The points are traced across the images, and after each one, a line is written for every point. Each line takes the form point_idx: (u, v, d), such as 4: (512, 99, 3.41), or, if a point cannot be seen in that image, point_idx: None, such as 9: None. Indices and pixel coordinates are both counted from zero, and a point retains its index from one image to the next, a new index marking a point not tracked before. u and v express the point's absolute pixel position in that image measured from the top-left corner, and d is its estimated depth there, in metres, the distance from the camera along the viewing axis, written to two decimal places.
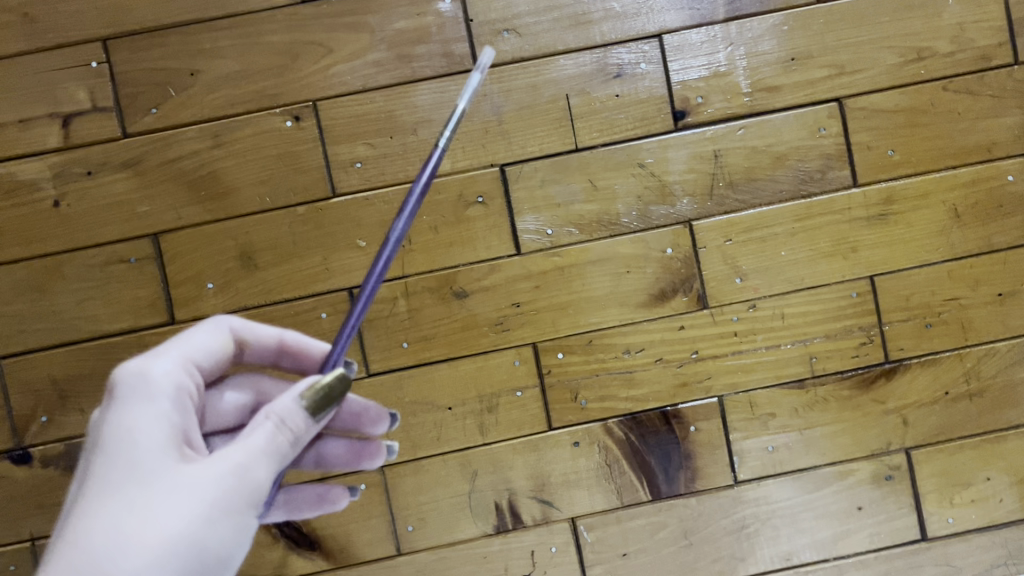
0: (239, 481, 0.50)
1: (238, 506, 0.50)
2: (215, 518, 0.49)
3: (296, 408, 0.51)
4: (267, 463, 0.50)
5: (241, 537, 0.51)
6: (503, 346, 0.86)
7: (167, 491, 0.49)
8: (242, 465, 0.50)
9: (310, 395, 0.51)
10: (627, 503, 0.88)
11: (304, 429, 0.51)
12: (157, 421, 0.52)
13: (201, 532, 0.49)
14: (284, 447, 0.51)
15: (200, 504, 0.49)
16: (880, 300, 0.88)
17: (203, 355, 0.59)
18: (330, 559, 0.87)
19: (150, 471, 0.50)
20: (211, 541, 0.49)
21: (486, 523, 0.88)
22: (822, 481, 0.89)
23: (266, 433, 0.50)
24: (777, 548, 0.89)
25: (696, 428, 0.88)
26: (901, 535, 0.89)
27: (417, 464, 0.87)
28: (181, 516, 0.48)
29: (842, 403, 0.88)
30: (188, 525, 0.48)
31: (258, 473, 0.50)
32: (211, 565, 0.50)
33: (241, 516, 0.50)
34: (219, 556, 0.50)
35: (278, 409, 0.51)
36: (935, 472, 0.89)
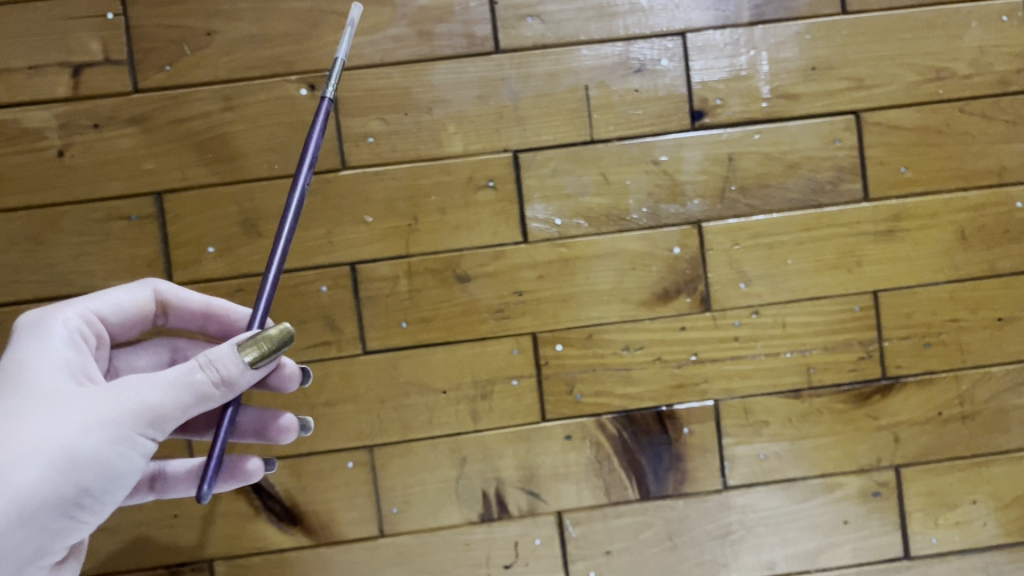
0: (126, 401, 0.53)
1: (124, 423, 0.53)
2: (95, 427, 0.52)
3: (230, 354, 0.54)
4: (169, 393, 0.53)
5: (127, 458, 0.53)
6: (502, 333, 0.86)
7: (52, 401, 0.53)
8: (136, 387, 0.53)
9: (248, 347, 0.55)
10: (614, 500, 0.88)
11: (236, 372, 0.54)
12: (50, 349, 0.57)
13: (80, 440, 0.52)
14: (200, 382, 0.54)
15: (86, 414, 0.52)
16: (882, 316, 0.88)
17: (111, 305, 0.65)
18: (311, 536, 0.86)
19: (36, 386, 0.54)
20: (96, 453, 0.52)
21: (471, 511, 0.87)
22: (809, 492, 0.88)
23: (183, 368, 0.54)
24: (760, 556, 0.89)
25: (688, 430, 0.87)
26: (884, 552, 0.89)
27: (406, 446, 0.86)
28: (60, 423, 0.52)
29: (836, 416, 0.88)
30: (68, 432, 0.52)
31: (155, 399, 0.53)
32: (89, 477, 0.53)
33: (128, 436, 0.53)
34: (96, 470, 0.53)
35: (212, 352, 0.54)
36: (923, 492, 0.89)
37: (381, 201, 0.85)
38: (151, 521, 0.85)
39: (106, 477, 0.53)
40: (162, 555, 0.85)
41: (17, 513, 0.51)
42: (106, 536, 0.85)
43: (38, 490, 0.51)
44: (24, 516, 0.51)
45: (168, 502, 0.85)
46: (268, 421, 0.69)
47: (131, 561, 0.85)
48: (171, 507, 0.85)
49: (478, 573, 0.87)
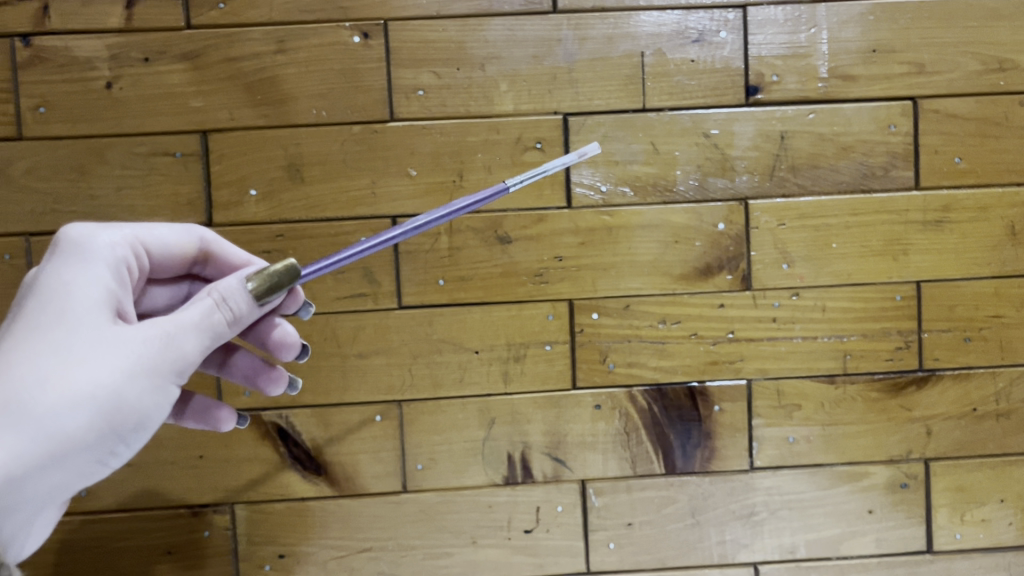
0: (161, 347, 0.52)
1: (159, 370, 0.52)
2: (136, 374, 0.52)
3: (239, 289, 0.55)
4: (194, 337, 0.53)
5: (161, 405, 0.53)
6: (540, 297, 0.85)
7: (94, 341, 0.52)
8: (170, 334, 0.53)
9: (257, 281, 0.54)
10: (639, 473, 0.87)
11: (245, 310, 0.55)
12: (94, 274, 0.56)
13: (123, 387, 0.51)
14: (218, 323, 0.54)
15: (126, 361, 0.52)
16: (923, 307, 0.86)
17: (159, 242, 0.63)
18: (334, 486, 0.86)
19: (75, 321, 0.53)
20: (135, 402, 0.52)
21: (496, 473, 0.86)
22: (836, 479, 0.88)
23: (200, 308, 0.54)
24: (781, 540, 0.88)
25: (720, 408, 0.87)
26: (907, 544, 0.88)
27: (435, 404, 0.86)
28: (103, 367, 0.51)
29: (869, 404, 0.87)
30: (112, 378, 0.51)
31: (184, 344, 0.53)
32: (127, 426, 0.52)
33: (164, 384, 0.53)
34: (135, 417, 0.52)
35: (222, 287, 0.55)
36: (951, 486, 0.88)
37: (428, 155, 0.84)
38: (176, 461, 0.85)
39: (142, 425, 0.53)
40: (184, 495, 0.85)
41: (57, 458, 0.50)
42: (129, 473, 0.85)
43: (80, 436, 0.50)
44: (62, 460, 0.50)
45: (193, 442, 0.85)
46: (261, 369, 0.68)
47: (153, 497, 0.85)
48: (195, 448, 0.85)
49: (498, 535, 0.87)
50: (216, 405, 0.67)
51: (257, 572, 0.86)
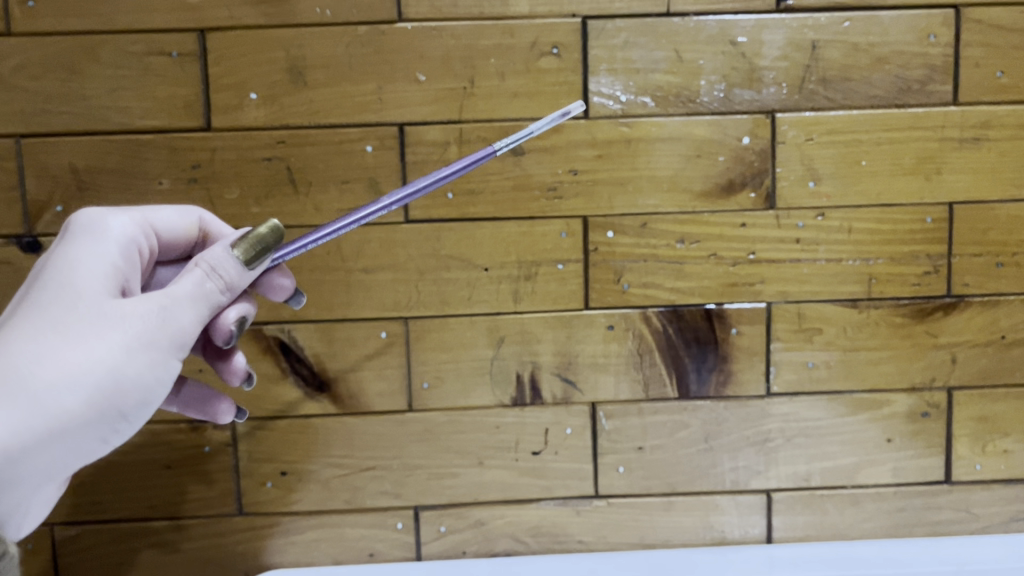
0: (158, 321, 0.53)
1: (156, 343, 0.53)
2: (135, 349, 0.52)
3: (227, 256, 0.55)
4: (189, 307, 0.54)
5: (162, 381, 0.54)
6: (553, 213, 0.81)
7: (93, 316, 0.53)
8: (166, 307, 0.53)
9: (242, 246, 0.55)
10: (652, 396, 0.85)
11: (236, 277, 0.55)
12: (101, 253, 0.57)
13: (123, 363, 0.52)
14: (211, 291, 0.55)
15: (125, 336, 0.52)
16: (954, 229, 0.82)
17: (164, 224, 0.63)
18: (337, 404, 0.84)
19: (75, 296, 0.53)
20: (135, 377, 0.53)
21: (504, 393, 0.84)
22: (855, 406, 0.85)
23: (192, 279, 0.54)
24: (796, 468, 0.86)
25: (737, 331, 0.83)
26: (925, 474, 0.86)
27: (443, 322, 0.83)
28: (102, 342, 0.52)
29: (893, 330, 0.84)
30: (111, 353, 0.52)
31: (180, 317, 0.54)
32: (128, 401, 0.53)
33: (165, 358, 0.54)
34: (136, 394, 0.53)
35: (209, 257, 0.55)
36: (974, 416, 0.85)
37: (437, 60, 0.79)
38: None
39: (144, 400, 0.54)
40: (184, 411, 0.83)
41: (56, 434, 0.51)
42: None
43: (78, 413, 0.51)
44: (61, 435, 0.51)
45: (193, 356, 0.83)
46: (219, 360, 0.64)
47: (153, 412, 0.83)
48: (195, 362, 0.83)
49: (505, 457, 0.85)
50: (213, 398, 0.67)
51: (259, 490, 0.84)
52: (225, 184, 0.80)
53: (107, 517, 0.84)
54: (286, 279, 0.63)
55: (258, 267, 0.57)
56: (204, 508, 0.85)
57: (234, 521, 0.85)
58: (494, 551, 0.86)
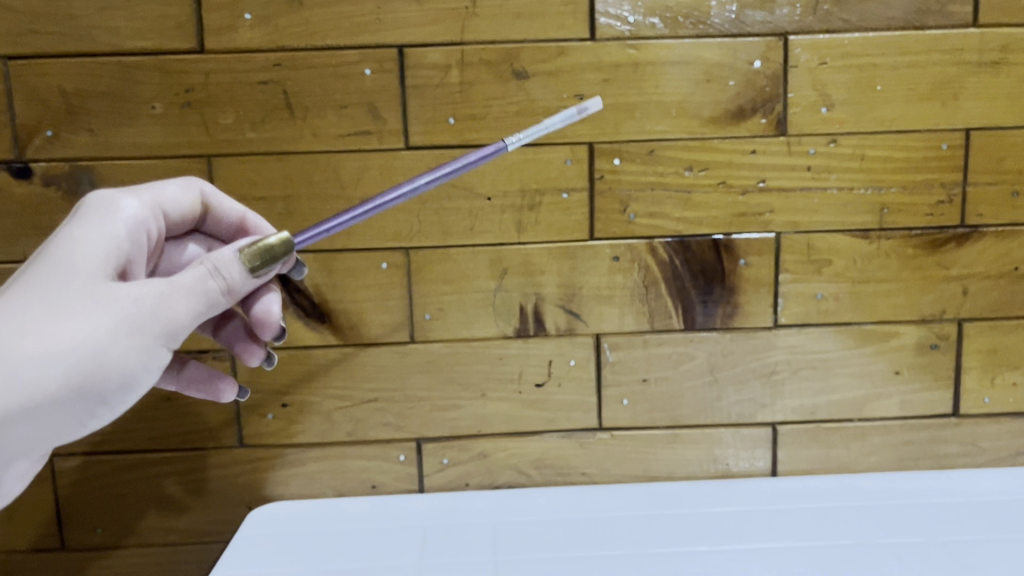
0: (150, 309, 0.50)
1: (145, 332, 0.50)
2: (123, 334, 0.50)
3: (233, 260, 0.53)
4: (187, 301, 0.52)
5: (145, 366, 0.52)
6: (557, 140, 0.79)
7: (84, 295, 0.50)
8: (164, 295, 0.51)
9: (249, 253, 0.53)
10: (657, 328, 0.83)
11: (239, 281, 0.53)
12: (108, 230, 0.55)
13: (107, 346, 0.49)
14: (212, 290, 0.53)
15: (114, 319, 0.49)
16: (970, 157, 0.80)
17: (169, 201, 0.63)
18: (338, 335, 0.82)
19: (67, 273, 0.51)
20: (119, 362, 0.50)
21: (507, 325, 0.83)
22: (863, 339, 0.83)
23: (194, 274, 0.52)
24: (802, 401, 0.85)
25: (745, 262, 0.82)
26: (932, 407, 0.85)
27: (444, 253, 0.81)
28: (88, 323, 0.49)
29: (904, 261, 0.82)
30: (95, 335, 0.49)
31: (174, 308, 0.51)
32: (108, 385, 0.50)
33: (153, 346, 0.51)
34: (118, 379, 0.50)
35: (215, 256, 0.53)
36: (984, 349, 0.84)
37: None
38: None
39: (125, 385, 0.51)
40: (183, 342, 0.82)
41: (28, 411, 0.48)
42: None
43: (55, 392, 0.48)
44: (32, 412, 0.48)
45: None
46: (241, 342, 0.67)
47: None
48: None
49: (508, 389, 0.84)
50: (217, 377, 0.67)
51: (260, 422, 0.84)
52: (220, 109, 0.78)
53: (107, 448, 0.84)
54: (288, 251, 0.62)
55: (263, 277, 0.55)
56: (205, 439, 0.84)
57: (235, 453, 0.84)
58: (497, 484, 0.86)
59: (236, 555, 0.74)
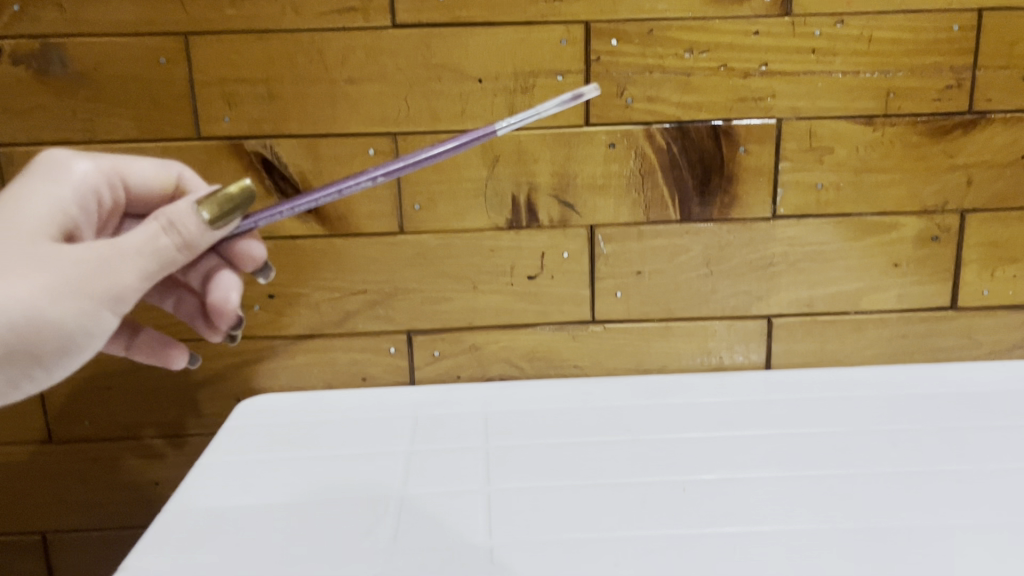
0: (93, 272, 0.49)
1: (86, 295, 0.49)
2: (62, 297, 0.49)
3: (189, 213, 0.51)
4: (132, 263, 0.50)
5: (87, 328, 0.51)
6: (552, 19, 0.75)
7: (28, 254, 0.49)
8: (107, 257, 0.50)
9: (208, 204, 0.51)
10: (652, 219, 0.81)
11: (197, 235, 0.51)
12: (55, 192, 0.56)
13: (45, 306, 0.49)
14: (164, 248, 0.51)
15: (53, 281, 0.49)
16: (982, 40, 0.77)
17: (135, 177, 0.62)
18: (325, 225, 0.80)
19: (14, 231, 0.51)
20: (58, 323, 0.49)
21: (499, 217, 0.80)
22: (864, 231, 0.82)
23: (145, 234, 0.50)
24: (798, 294, 0.83)
25: (745, 150, 0.79)
26: (930, 300, 0.84)
27: (434, 140, 0.78)
28: (27, 283, 0.48)
29: (908, 150, 0.79)
30: (33, 294, 0.48)
31: (118, 271, 0.50)
32: (47, 345, 0.50)
33: (95, 310, 0.50)
34: (59, 338, 0.50)
35: (170, 211, 0.51)
36: (986, 241, 0.82)
37: None
38: None
39: (67, 345, 0.51)
40: None
41: None
42: None
43: None
44: None
45: None
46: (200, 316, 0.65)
47: None
48: None
49: (500, 281, 0.82)
50: (170, 345, 0.65)
51: (247, 313, 0.82)
52: None
53: None
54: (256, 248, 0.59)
55: (224, 231, 0.52)
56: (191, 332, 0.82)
57: (222, 345, 0.83)
58: (489, 376, 0.86)
59: (226, 443, 0.73)
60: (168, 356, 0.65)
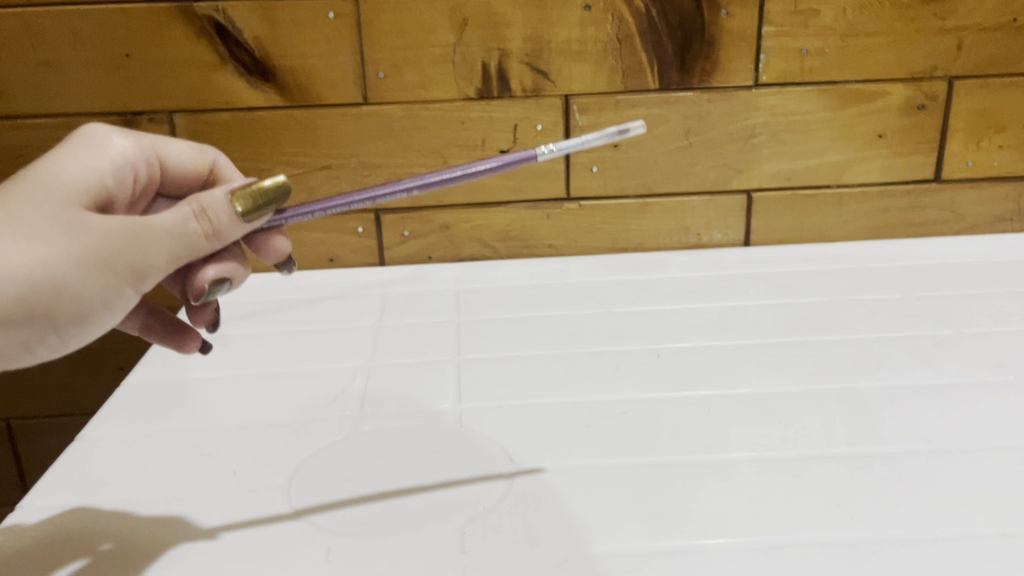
0: (124, 243, 0.42)
1: (111, 267, 0.42)
2: (89, 267, 0.41)
3: (223, 202, 0.44)
4: (162, 241, 0.43)
5: (109, 306, 0.43)
6: None
7: (52, 213, 0.42)
8: (139, 231, 0.42)
9: (242, 195, 0.45)
10: (629, 88, 0.77)
11: (227, 224, 0.45)
12: (93, 163, 0.46)
13: (66, 273, 0.41)
14: (194, 234, 0.44)
15: (80, 248, 0.41)
16: None
17: (172, 160, 0.53)
18: (285, 96, 0.76)
19: (39, 193, 0.42)
20: (80, 295, 0.42)
21: (469, 86, 0.76)
22: (849, 100, 0.78)
23: (176, 214, 0.44)
24: (778, 167, 0.81)
25: (727, 13, 0.75)
26: (914, 173, 0.82)
27: (397, 2, 0.73)
28: (51, 248, 0.41)
29: (898, 13, 0.75)
30: (54, 257, 0.41)
31: (150, 249, 0.43)
32: (65, 319, 0.42)
33: (121, 285, 0.43)
34: (78, 312, 0.42)
35: (204, 197, 0.44)
36: (973, 110, 0.79)
37: None
38: (102, 62, 0.74)
39: (86, 321, 0.43)
40: (115, 99, 0.76)
41: None
42: (49, 76, 0.75)
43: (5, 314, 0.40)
44: None
45: (118, 37, 0.73)
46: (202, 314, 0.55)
47: (81, 103, 0.76)
48: (120, 46, 0.74)
49: (471, 156, 0.79)
50: (182, 329, 0.56)
51: None
52: None
53: None
54: (283, 248, 0.52)
55: (257, 223, 0.46)
56: None
57: None
58: (461, 257, 0.83)
59: None
60: (178, 339, 0.56)
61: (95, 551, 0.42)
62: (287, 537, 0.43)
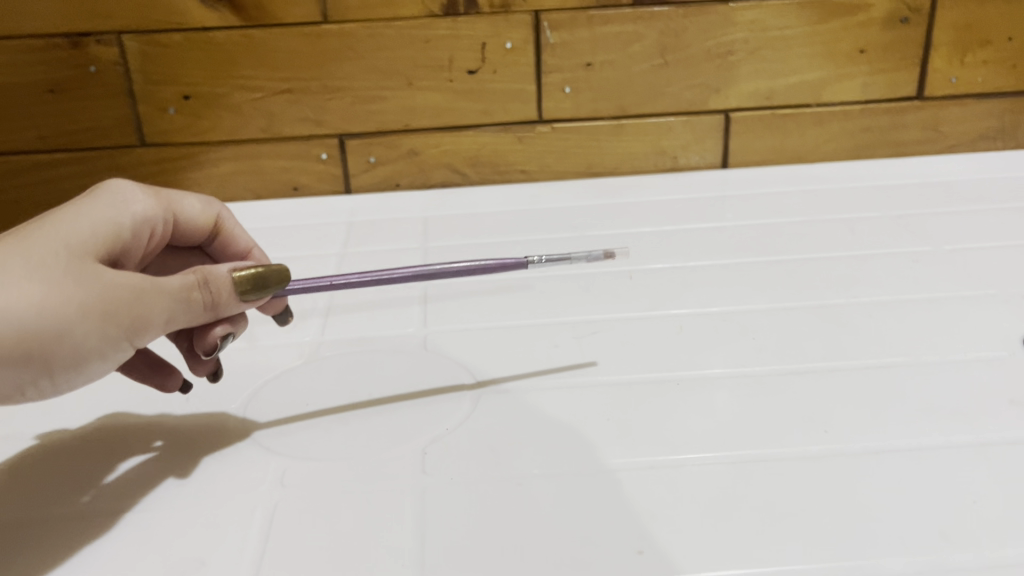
0: (132, 298, 0.38)
1: (114, 320, 0.37)
2: (98, 316, 0.37)
3: (224, 274, 0.41)
4: (165, 305, 0.39)
5: (101, 359, 0.38)
6: None
7: (64, 255, 0.37)
8: (148, 289, 0.38)
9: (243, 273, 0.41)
10: (602, 3, 0.74)
11: (226, 300, 0.41)
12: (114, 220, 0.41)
13: (70, 322, 0.36)
14: (194, 302, 0.40)
15: (95, 297, 0.37)
16: None
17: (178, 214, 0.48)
18: (241, 16, 0.72)
19: (51, 235, 0.37)
20: (82, 343, 0.37)
21: (433, 3, 0.73)
22: (830, 14, 0.75)
23: (178, 277, 0.40)
24: (757, 86, 0.78)
25: None
26: (896, 90, 0.79)
27: None
28: (62, 291, 0.36)
29: None
30: (64, 302, 0.36)
31: (153, 309, 0.39)
32: (59, 365, 0.37)
33: (119, 339, 0.38)
34: (68, 362, 0.37)
35: (208, 267, 0.41)
36: (957, 24, 0.77)
37: None
38: None
39: (76, 369, 0.38)
40: (59, 20, 0.71)
41: None
42: None
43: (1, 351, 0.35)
44: None
45: None
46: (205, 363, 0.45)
47: (21, 25, 0.71)
48: None
49: (438, 78, 0.76)
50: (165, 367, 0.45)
51: (163, 118, 0.76)
52: None
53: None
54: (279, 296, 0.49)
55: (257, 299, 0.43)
56: (101, 137, 0.76)
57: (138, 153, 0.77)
58: (431, 184, 0.81)
59: None
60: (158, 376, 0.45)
61: (152, 446, 0.43)
62: (242, 464, 0.41)
